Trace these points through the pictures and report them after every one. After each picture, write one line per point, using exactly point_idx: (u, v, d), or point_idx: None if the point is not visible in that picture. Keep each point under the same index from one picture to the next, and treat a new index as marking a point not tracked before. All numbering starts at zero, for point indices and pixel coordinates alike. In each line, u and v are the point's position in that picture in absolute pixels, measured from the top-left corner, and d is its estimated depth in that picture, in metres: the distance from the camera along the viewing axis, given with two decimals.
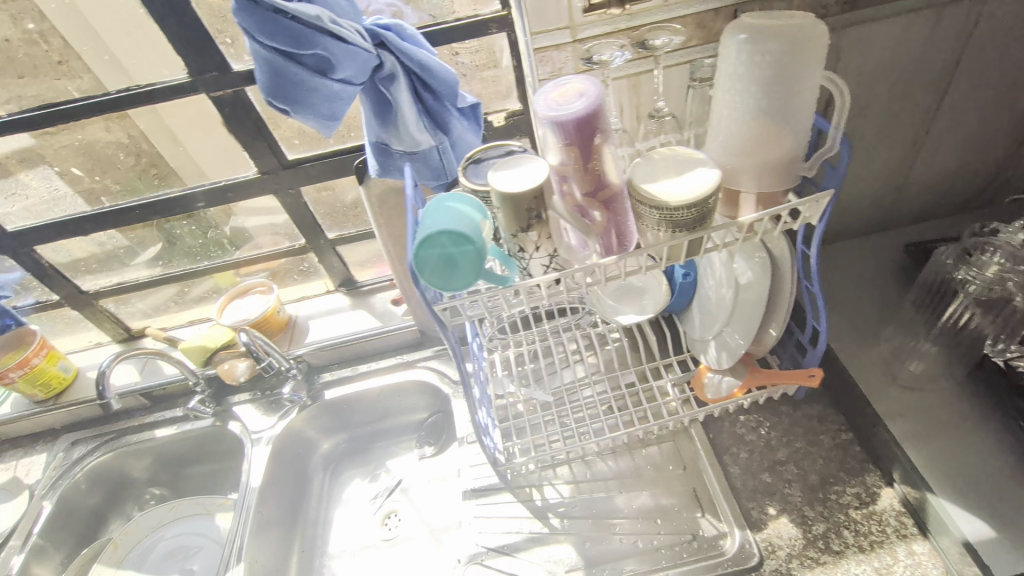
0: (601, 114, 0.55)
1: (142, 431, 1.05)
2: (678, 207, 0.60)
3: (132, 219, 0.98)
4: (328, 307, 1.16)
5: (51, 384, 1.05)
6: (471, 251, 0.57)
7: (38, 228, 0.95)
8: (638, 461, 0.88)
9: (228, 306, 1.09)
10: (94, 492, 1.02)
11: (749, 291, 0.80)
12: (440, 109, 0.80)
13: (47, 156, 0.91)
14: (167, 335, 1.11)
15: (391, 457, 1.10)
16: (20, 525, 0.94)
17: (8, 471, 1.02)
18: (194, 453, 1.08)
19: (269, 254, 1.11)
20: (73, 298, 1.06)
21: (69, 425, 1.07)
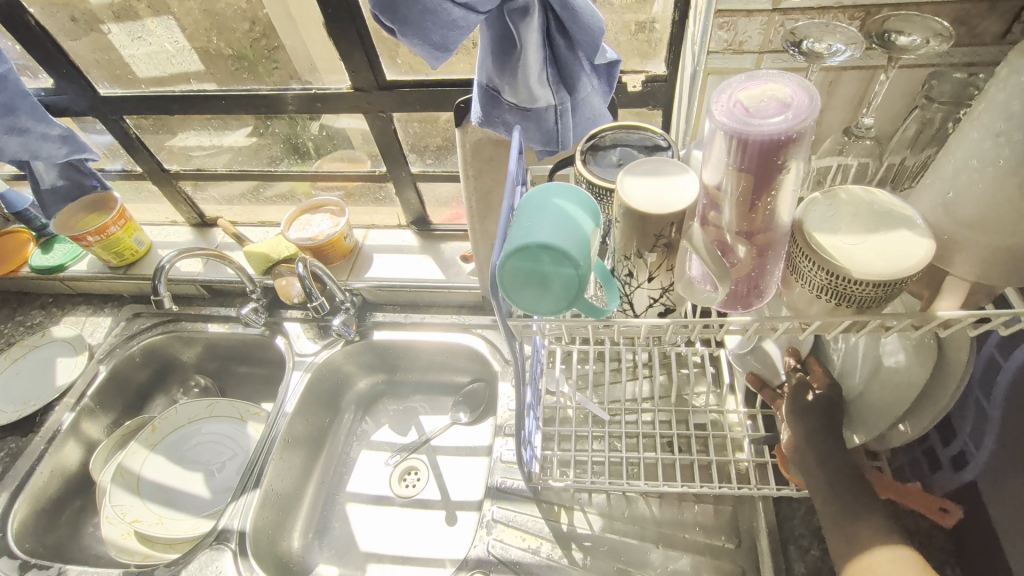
0: (801, 138, 0.39)
1: (197, 320, 1.04)
2: (857, 281, 0.45)
3: (216, 107, 0.92)
4: (396, 243, 1.10)
5: (124, 254, 1.05)
6: (571, 274, 0.45)
7: (131, 98, 0.91)
8: (686, 517, 0.76)
9: (298, 219, 1.04)
10: (145, 369, 1.04)
11: (893, 379, 0.63)
12: (572, 61, 0.65)
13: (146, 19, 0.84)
14: (237, 233, 1.08)
15: (425, 413, 1.05)
16: (75, 384, 0.97)
17: (75, 326, 1.06)
18: (235, 356, 1.07)
19: (348, 173, 1.03)
20: (157, 173, 1.05)
21: (136, 295, 1.09)
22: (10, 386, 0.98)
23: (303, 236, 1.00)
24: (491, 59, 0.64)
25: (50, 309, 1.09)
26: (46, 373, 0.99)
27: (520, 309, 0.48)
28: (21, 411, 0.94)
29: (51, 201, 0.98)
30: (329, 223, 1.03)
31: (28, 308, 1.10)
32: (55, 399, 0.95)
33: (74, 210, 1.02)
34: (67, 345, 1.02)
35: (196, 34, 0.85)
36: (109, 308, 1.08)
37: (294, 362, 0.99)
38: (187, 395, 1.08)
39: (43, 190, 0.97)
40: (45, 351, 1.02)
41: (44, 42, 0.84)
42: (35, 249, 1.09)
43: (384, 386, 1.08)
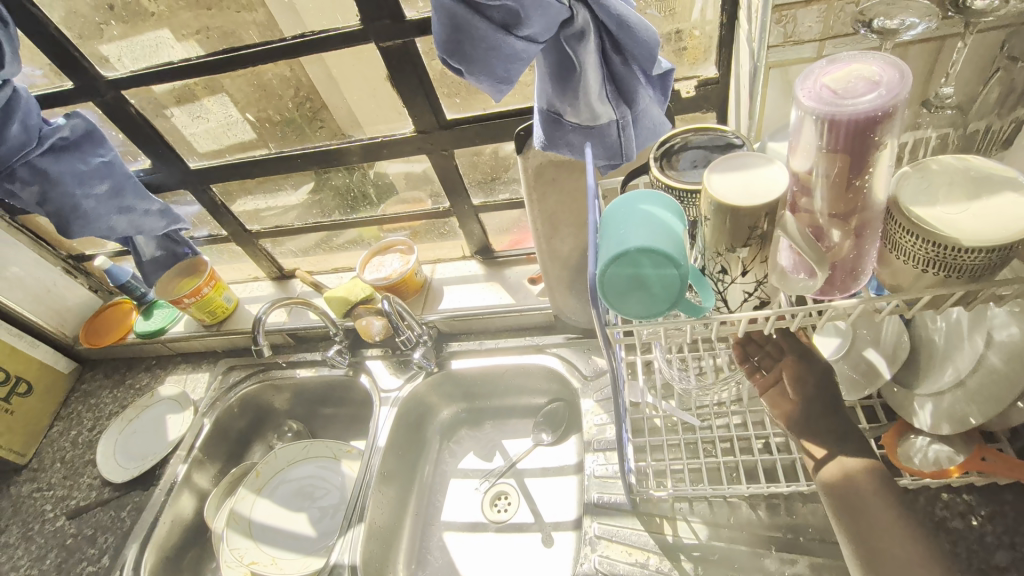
0: (895, 112, 0.39)
1: (286, 368, 1.10)
2: (969, 248, 0.44)
3: (290, 167, 0.99)
4: (463, 274, 1.14)
5: (216, 312, 1.13)
6: (672, 275, 0.46)
7: (217, 169, 1.00)
8: (797, 519, 0.74)
9: (370, 261, 1.09)
10: (243, 418, 1.10)
11: (1010, 352, 0.60)
12: (629, 76, 0.67)
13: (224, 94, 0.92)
14: (314, 281, 1.14)
15: (507, 437, 1.06)
16: (185, 438, 1.03)
17: (178, 384, 1.13)
18: (323, 399, 1.12)
19: (412, 212, 1.08)
20: (240, 234, 1.13)
21: (228, 350, 1.17)
22: (128, 445, 1.06)
23: (378, 276, 1.06)
24: (549, 85, 0.68)
25: (154, 370, 1.18)
26: (158, 429, 1.06)
27: (623, 315, 0.48)
28: (141, 466, 1.02)
29: (151, 270, 1.08)
30: (399, 261, 1.08)
31: (136, 371, 1.19)
32: (169, 453, 1.02)
33: (170, 276, 1.11)
34: (174, 402, 1.10)
35: (247, 105, 0.92)
36: (206, 364, 1.16)
37: (382, 399, 1.02)
38: (282, 439, 1.13)
39: (144, 261, 1.06)
40: (155, 410, 1.10)
41: (142, 128, 0.94)
42: (138, 317, 1.19)
43: (465, 414, 1.10)
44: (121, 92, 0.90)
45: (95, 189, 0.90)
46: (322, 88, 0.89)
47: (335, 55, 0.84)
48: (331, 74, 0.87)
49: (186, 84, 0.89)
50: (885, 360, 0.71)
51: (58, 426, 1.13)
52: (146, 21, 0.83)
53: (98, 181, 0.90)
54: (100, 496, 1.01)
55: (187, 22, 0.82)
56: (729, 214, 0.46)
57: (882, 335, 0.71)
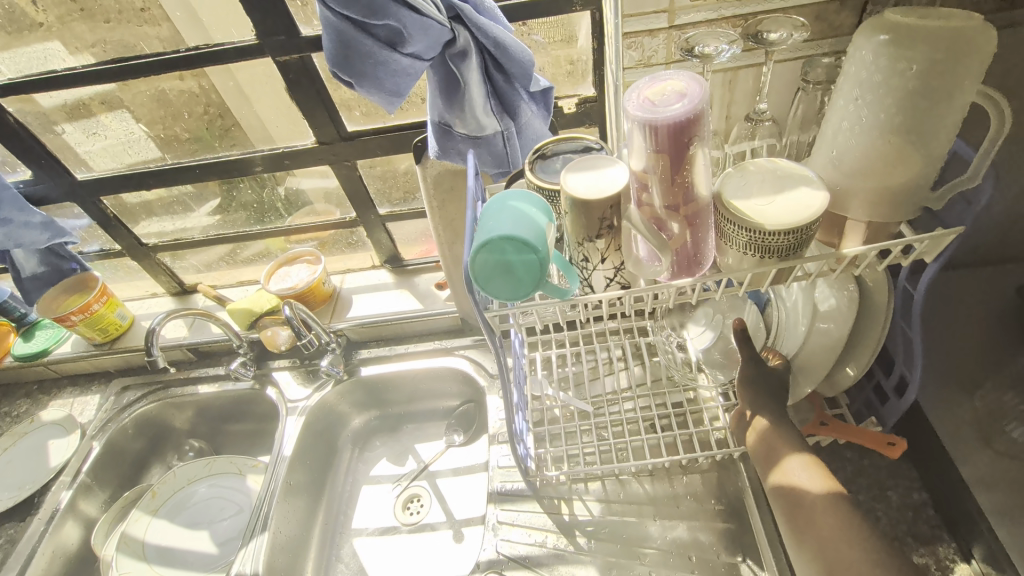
0: (700, 118, 0.48)
1: (187, 384, 1.06)
2: (773, 231, 0.53)
3: (189, 177, 0.98)
4: (373, 283, 1.16)
5: (109, 329, 1.08)
6: (533, 260, 0.52)
7: (107, 179, 0.97)
8: (678, 489, 0.81)
9: (276, 272, 1.09)
10: (139, 439, 1.05)
11: (829, 321, 0.70)
12: (511, 92, 0.74)
13: (114, 103, 0.90)
14: (217, 295, 1.12)
15: (419, 441, 1.08)
16: (70, 462, 0.97)
17: (64, 408, 1.06)
18: (228, 415, 1.09)
19: (319, 223, 1.09)
20: (135, 249, 1.09)
21: (123, 369, 1.11)
22: (3, 475, 0.98)
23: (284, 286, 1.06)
24: (439, 99, 0.74)
25: (35, 395, 1.10)
26: (39, 456, 0.99)
27: (494, 297, 0.54)
28: (16, 497, 0.94)
29: (32, 287, 1.03)
30: (305, 271, 1.09)
31: (13, 398, 1.10)
32: (51, 480, 0.95)
33: (55, 293, 1.05)
34: (58, 427, 1.03)
35: (151, 122, 0.93)
36: (96, 386, 1.09)
37: (288, 410, 1.01)
38: (183, 460, 1.08)
39: (23, 277, 1.02)
40: (36, 437, 1.02)
41: (23, 137, 0.90)
42: (16, 339, 1.11)
43: (378, 422, 1.11)
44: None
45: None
46: (223, 99, 0.90)
47: (233, 67, 0.86)
48: (231, 85, 0.89)
49: (80, 101, 0.89)
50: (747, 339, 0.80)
51: None
52: (32, 33, 0.83)
53: None
54: None
55: (81, 35, 0.83)
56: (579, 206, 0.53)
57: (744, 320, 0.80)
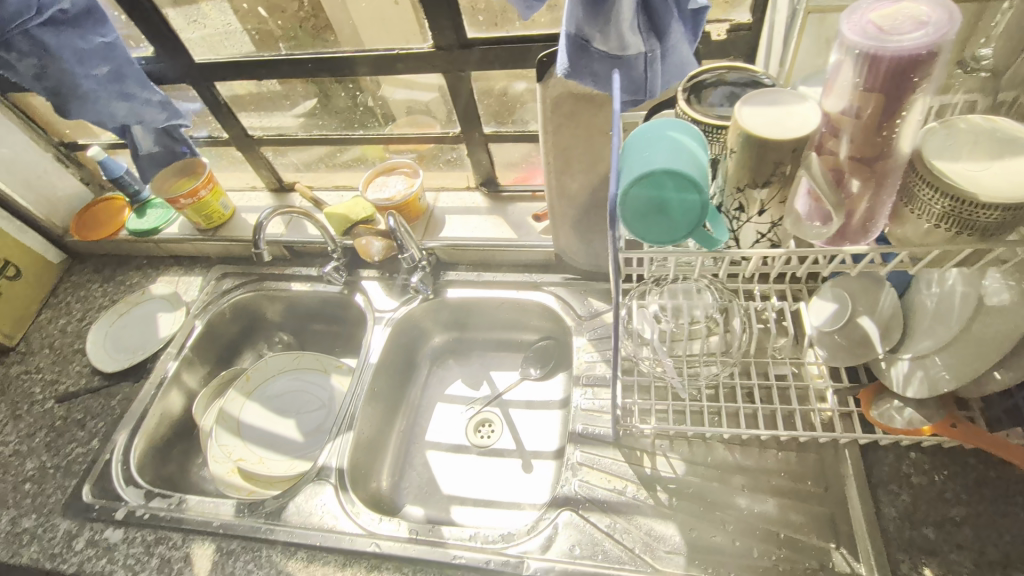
0: (938, 56, 0.40)
1: (281, 280, 1.10)
2: (985, 206, 0.44)
3: (301, 73, 0.95)
4: (465, 204, 1.12)
5: (212, 217, 1.11)
6: (694, 200, 0.46)
7: (221, 65, 0.96)
8: (770, 463, 0.76)
9: (373, 181, 1.08)
10: (236, 324, 1.11)
11: (997, 318, 0.61)
12: (662, 7, 0.66)
13: None
14: (314, 196, 1.13)
15: (493, 368, 1.09)
16: (176, 336, 1.03)
17: (171, 285, 1.12)
18: (316, 315, 1.12)
19: (421, 134, 1.05)
20: (241, 139, 1.09)
21: (223, 257, 1.15)
22: (118, 338, 1.04)
23: (382, 196, 1.05)
24: (581, 8, 0.65)
25: (146, 269, 1.16)
26: (150, 324, 1.06)
27: (642, 240, 0.49)
28: (130, 359, 1.00)
29: (147, 165, 1.05)
30: (403, 184, 1.06)
31: (126, 269, 1.17)
32: (160, 349, 1.02)
33: (167, 173, 1.09)
34: (165, 301, 1.09)
35: (268, 9, 0.91)
36: (199, 269, 1.15)
37: (376, 319, 1.03)
38: (271, 349, 1.14)
39: (141, 155, 1.04)
40: (146, 308, 1.09)
41: (151, 9, 0.89)
42: (130, 214, 1.17)
43: (455, 344, 1.12)
44: None
45: (95, 71, 0.86)
46: None
47: None
48: None
49: None
50: (878, 330, 0.71)
51: (45, 314, 1.11)
52: None
53: (100, 62, 0.86)
54: (91, 383, 0.99)
55: None
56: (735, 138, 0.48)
57: (879, 306, 0.72)
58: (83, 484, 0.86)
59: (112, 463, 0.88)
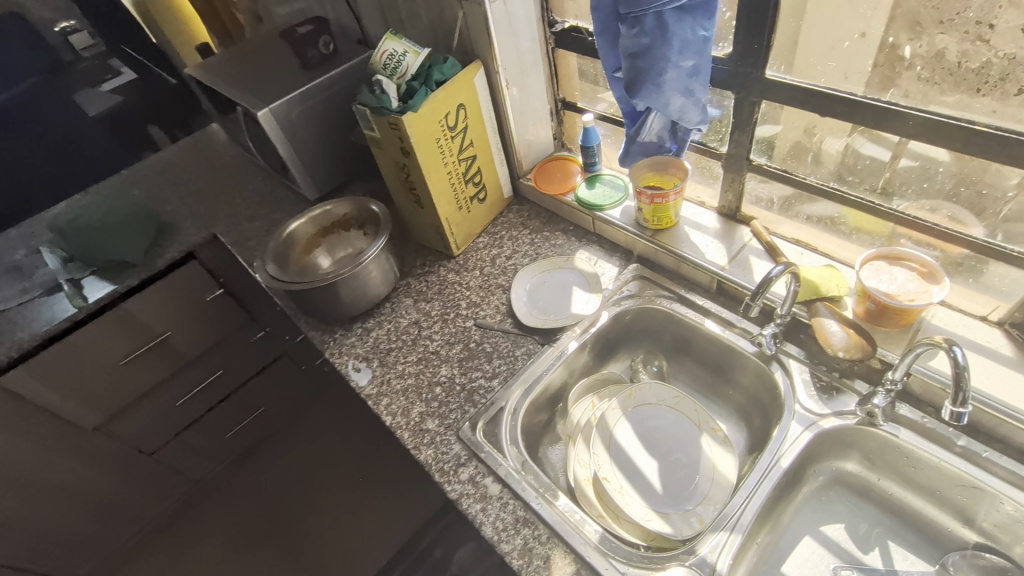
0: None
1: (698, 311, 1.02)
2: None
3: (873, 123, 0.78)
4: (977, 338, 0.82)
5: (661, 219, 1.07)
6: None
7: (783, 87, 0.84)
8: None
9: (870, 263, 0.86)
10: (630, 327, 1.08)
11: None
12: None
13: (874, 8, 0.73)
14: (772, 242, 1.00)
15: (899, 540, 0.84)
16: (585, 318, 1.04)
17: (590, 263, 1.14)
18: (711, 360, 1.02)
19: (981, 244, 0.78)
20: (737, 158, 0.97)
21: (645, 258, 1.12)
22: (537, 293, 1.11)
23: (883, 288, 0.82)
24: None
25: (571, 236, 1.21)
26: (565, 294, 1.09)
27: None
28: (542, 320, 1.05)
29: (636, 151, 1.05)
30: (916, 284, 0.81)
31: (554, 227, 1.23)
32: (569, 324, 1.04)
33: (643, 164, 1.07)
34: (584, 278, 1.12)
35: (890, 43, 0.75)
36: (619, 258, 1.14)
37: (792, 410, 0.86)
38: (645, 370, 1.07)
39: (637, 141, 1.04)
40: (565, 275, 1.13)
41: (757, 10, 0.79)
42: (581, 182, 1.22)
43: (857, 483, 0.88)
44: None
45: (683, 62, 0.81)
46: None
47: None
48: None
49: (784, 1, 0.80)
50: None
51: (483, 240, 1.25)
52: None
53: (690, 56, 0.81)
54: (504, 325, 1.07)
55: None
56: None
57: None
58: (479, 418, 0.93)
59: (505, 413, 0.93)
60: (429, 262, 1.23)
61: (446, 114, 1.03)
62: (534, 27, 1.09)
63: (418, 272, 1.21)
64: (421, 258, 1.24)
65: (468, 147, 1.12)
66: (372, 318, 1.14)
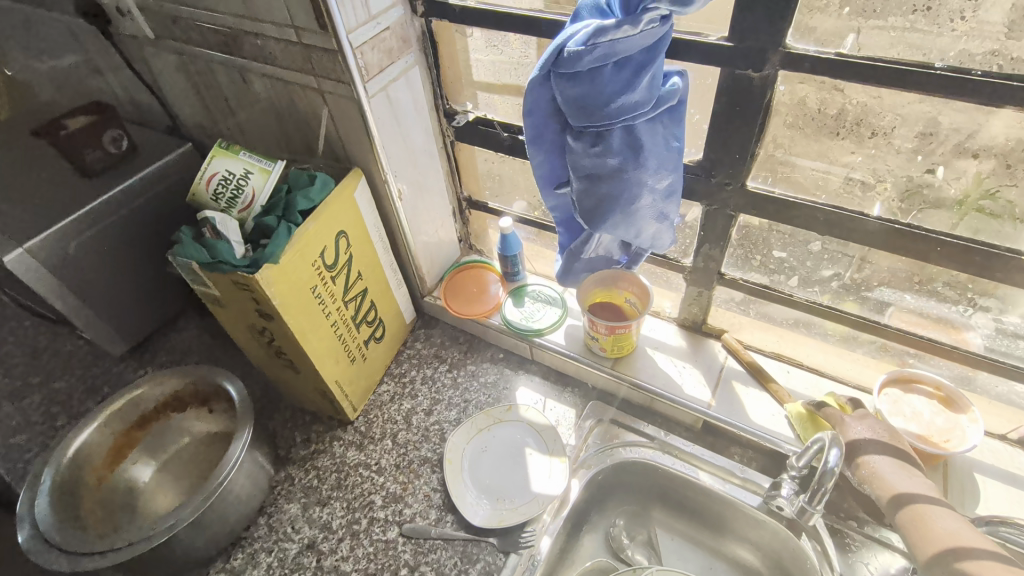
0: None
1: (686, 461, 0.82)
2: None
3: (888, 245, 0.63)
4: (1000, 465, 0.72)
5: (621, 347, 0.86)
6: None
7: (772, 202, 0.67)
8: None
9: (885, 392, 0.73)
10: (603, 487, 0.85)
11: None
12: None
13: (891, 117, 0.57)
14: (753, 362, 0.84)
15: None
16: (554, 499, 0.79)
17: (537, 407, 0.89)
18: (707, 512, 0.83)
19: (1003, 367, 0.68)
20: (706, 273, 0.80)
21: (604, 391, 0.91)
22: (481, 468, 0.83)
23: (912, 430, 0.70)
24: None
25: (503, 369, 0.94)
26: (518, 465, 0.83)
27: None
28: (498, 514, 0.78)
29: (580, 267, 0.83)
30: (943, 418, 0.71)
31: (478, 359, 0.96)
32: (534, 512, 0.78)
33: (592, 282, 0.85)
34: (536, 433, 0.86)
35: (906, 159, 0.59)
36: (571, 395, 0.90)
37: None
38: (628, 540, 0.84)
39: (581, 258, 0.81)
40: (511, 433, 0.86)
41: (747, 117, 0.61)
42: (506, 297, 0.96)
43: None
44: (781, 72, 0.56)
45: (658, 184, 0.61)
46: None
47: None
48: None
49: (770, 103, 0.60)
50: None
51: (387, 388, 0.93)
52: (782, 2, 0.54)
53: (666, 174, 0.61)
54: (445, 529, 0.77)
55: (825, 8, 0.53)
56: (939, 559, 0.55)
57: None
58: None
59: None
60: (316, 437, 0.88)
61: (322, 252, 0.72)
62: (428, 119, 0.82)
63: (302, 457, 0.86)
64: (304, 432, 0.88)
65: (357, 282, 0.81)
66: (243, 551, 0.77)
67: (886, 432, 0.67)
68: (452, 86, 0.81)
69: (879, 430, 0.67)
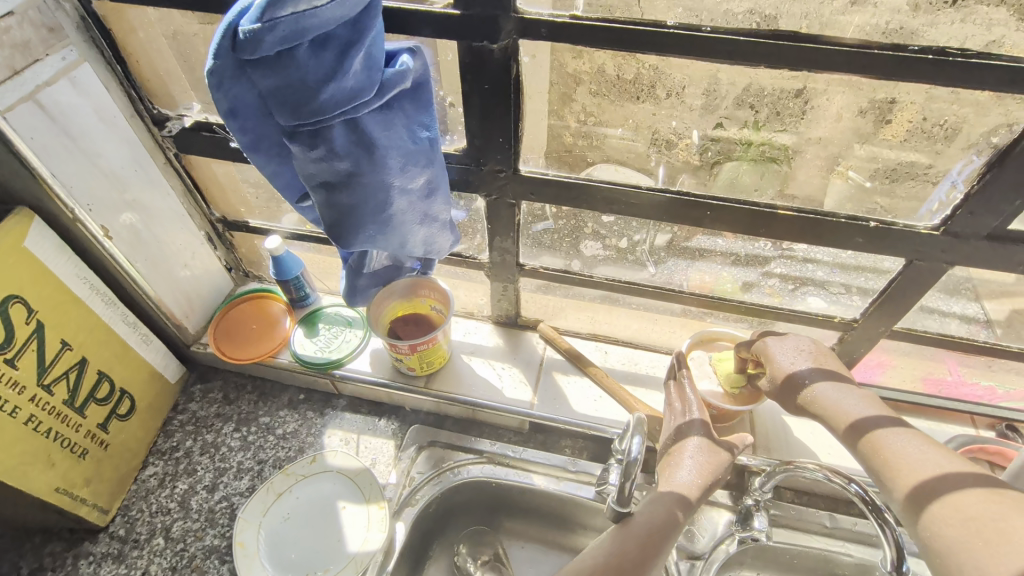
0: None
1: (518, 473, 0.74)
2: None
3: (666, 216, 0.60)
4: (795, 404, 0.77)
5: (432, 361, 0.76)
6: None
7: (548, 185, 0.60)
8: None
9: (692, 356, 0.72)
10: (436, 521, 0.74)
11: None
12: None
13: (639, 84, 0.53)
14: (569, 349, 0.80)
15: None
16: (372, 558, 0.66)
17: (347, 450, 0.75)
18: (552, 517, 0.75)
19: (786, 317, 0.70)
20: (505, 267, 0.73)
21: (424, 413, 0.80)
22: (281, 544, 0.67)
23: (717, 390, 0.70)
24: None
25: (304, 412, 0.79)
26: (328, 527, 0.69)
27: None
28: None
29: (365, 284, 0.70)
30: None
31: (272, 406, 0.80)
32: None
33: (383, 296, 0.74)
34: (349, 484, 0.71)
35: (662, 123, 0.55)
36: (387, 424, 0.79)
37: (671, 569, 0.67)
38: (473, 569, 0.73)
39: (364, 272, 0.69)
40: (317, 489, 0.71)
41: (497, 97, 0.53)
42: (295, 327, 0.81)
43: None
44: (520, 41, 0.49)
45: (410, 184, 0.52)
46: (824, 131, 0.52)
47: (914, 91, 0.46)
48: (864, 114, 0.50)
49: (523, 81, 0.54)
50: None
51: (152, 471, 0.73)
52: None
53: (421, 171, 0.52)
54: None
55: None
56: (917, 499, 0.44)
57: None
58: None
59: None
60: (51, 563, 0.66)
61: None
62: (128, 130, 0.63)
63: None
64: (31, 561, 0.66)
65: (62, 354, 0.61)
66: None
67: (809, 348, 0.59)
68: (152, 85, 0.63)
69: (803, 348, 0.59)
